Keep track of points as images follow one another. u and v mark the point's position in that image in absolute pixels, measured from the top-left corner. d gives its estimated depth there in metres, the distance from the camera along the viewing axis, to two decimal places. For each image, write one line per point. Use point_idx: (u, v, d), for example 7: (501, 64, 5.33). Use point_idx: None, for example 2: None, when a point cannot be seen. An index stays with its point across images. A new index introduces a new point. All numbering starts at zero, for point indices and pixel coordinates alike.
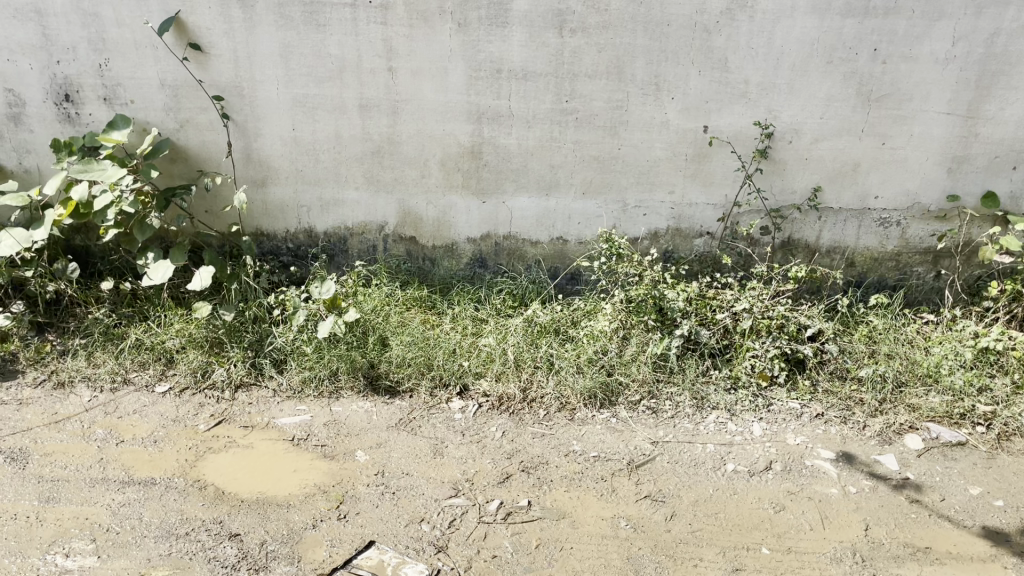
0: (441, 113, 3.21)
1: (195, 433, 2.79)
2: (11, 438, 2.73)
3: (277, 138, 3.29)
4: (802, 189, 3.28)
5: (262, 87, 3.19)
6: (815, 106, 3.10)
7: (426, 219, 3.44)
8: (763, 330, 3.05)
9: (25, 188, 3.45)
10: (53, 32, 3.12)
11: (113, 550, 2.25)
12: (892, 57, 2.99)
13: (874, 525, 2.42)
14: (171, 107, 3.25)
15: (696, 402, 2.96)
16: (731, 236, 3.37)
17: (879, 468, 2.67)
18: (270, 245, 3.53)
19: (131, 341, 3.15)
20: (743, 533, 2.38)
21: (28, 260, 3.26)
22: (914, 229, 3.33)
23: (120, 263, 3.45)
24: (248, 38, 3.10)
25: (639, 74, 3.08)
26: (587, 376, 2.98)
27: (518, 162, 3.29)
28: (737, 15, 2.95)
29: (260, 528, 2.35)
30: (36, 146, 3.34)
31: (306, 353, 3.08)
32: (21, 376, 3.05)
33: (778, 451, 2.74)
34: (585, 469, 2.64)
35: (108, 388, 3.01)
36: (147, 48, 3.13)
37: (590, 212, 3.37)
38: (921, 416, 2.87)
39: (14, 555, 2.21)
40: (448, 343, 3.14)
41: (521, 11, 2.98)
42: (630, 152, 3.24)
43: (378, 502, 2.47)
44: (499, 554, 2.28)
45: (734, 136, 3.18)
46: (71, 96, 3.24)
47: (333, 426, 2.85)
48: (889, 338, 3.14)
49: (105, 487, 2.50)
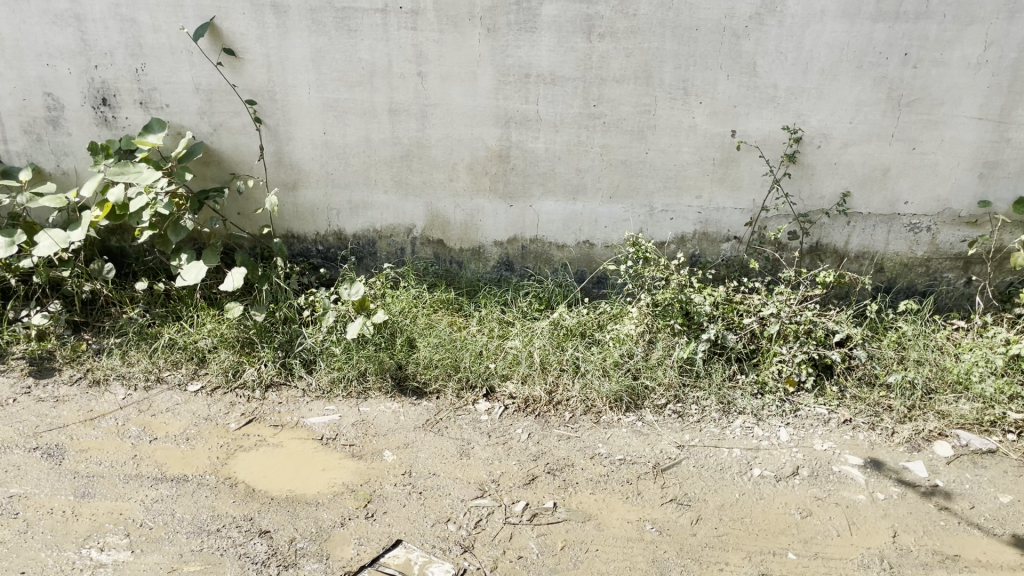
0: (470, 118, 3.24)
1: (226, 431, 2.84)
2: (48, 433, 2.79)
3: (309, 142, 3.34)
4: (831, 194, 3.27)
5: (295, 92, 3.24)
6: (844, 110, 3.09)
7: (454, 222, 3.47)
8: (791, 335, 3.04)
9: (63, 190, 3.53)
10: (91, 36, 3.19)
11: (147, 544, 2.30)
12: (923, 62, 2.97)
13: (902, 531, 2.41)
14: (205, 112, 3.31)
15: (722, 406, 2.96)
16: (758, 241, 3.37)
17: (907, 475, 2.65)
18: (301, 247, 3.58)
19: (164, 340, 3.21)
20: (769, 538, 2.38)
21: (66, 260, 3.33)
22: (945, 235, 3.31)
23: (154, 263, 3.53)
24: (281, 43, 3.15)
25: (667, 79, 3.09)
26: (613, 379, 2.99)
27: (546, 166, 3.31)
28: (766, 19, 2.94)
29: (290, 525, 2.39)
30: (74, 149, 3.42)
31: (335, 353, 3.12)
32: (58, 373, 3.12)
33: (805, 456, 2.73)
34: (612, 472, 2.65)
35: (142, 386, 3.07)
36: (183, 53, 3.19)
37: (617, 216, 3.38)
38: (951, 423, 2.85)
39: (51, 548, 2.27)
40: (475, 345, 3.17)
41: (550, 16, 3.01)
42: (658, 156, 3.25)
43: (406, 501, 2.50)
44: (524, 555, 2.30)
45: (763, 140, 3.18)
46: (108, 100, 3.31)
47: (362, 425, 2.89)
48: (918, 344, 3.11)
49: (140, 483, 2.55)
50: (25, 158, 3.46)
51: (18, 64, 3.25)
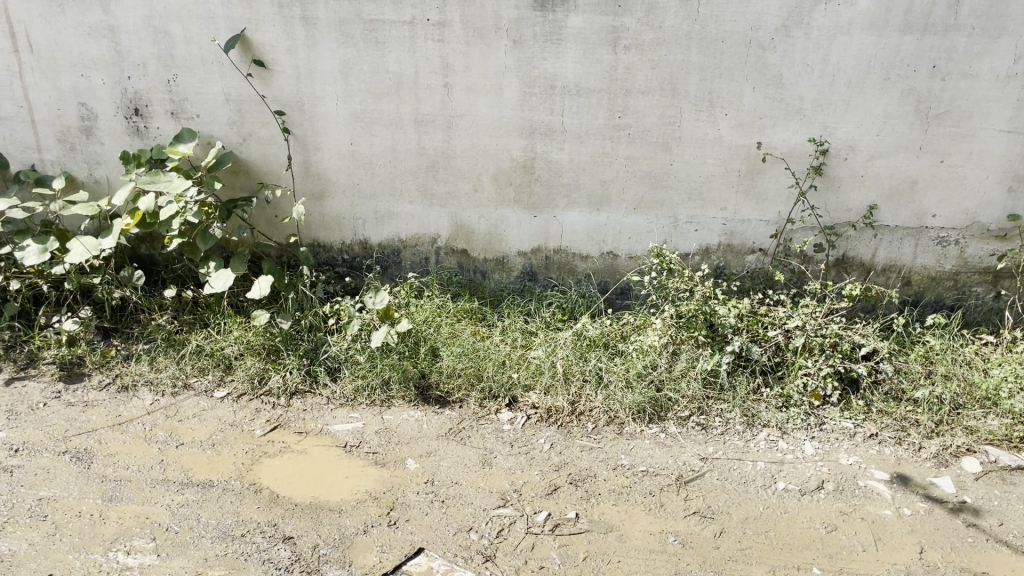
0: (495, 129, 3.26)
1: (251, 437, 2.87)
2: (77, 438, 2.84)
3: (335, 152, 3.38)
4: (857, 207, 3.25)
5: (323, 103, 3.28)
6: (871, 122, 3.08)
7: (478, 232, 3.49)
8: (816, 348, 3.02)
9: (94, 198, 3.59)
10: (125, 48, 3.25)
11: (172, 549, 2.32)
12: (952, 74, 2.95)
13: (930, 547, 2.38)
14: (235, 122, 3.36)
15: (747, 419, 2.94)
16: (784, 253, 3.35)
17: (935, 491, 2.62)
18: (326, 255, 3.62)
19: (192, 347, 3.25)
20: (793, 553, 2.36)
21: (97, 268, 3.39)
22: (973, 248, 3.27)
23: (183, 271, 3.57)
24: (310, 54, 3.19)
25: (693, 91, 3.09)
26: (636, 391, 2.98)
27: (570, 177, 3.32)
28: (792, 31, 2.95)
29: (314, 532, 2.40)
30: (106, 158, 3.49)
31: (359, 362, 3.14)
32: (87, 379, 3.18)
33: (831, 470, 2.71)
34: (634, 483, 2.65)
35: (170, 392, 3.11)
36: (214, 64, 3.25)
37: (641, 227, 3.38)
38: (979, 439, 2.81)
39: (78, 551, 2.30)
40: (498, 354, 3.17)
41: (575, 28, 3.03)
42: (683, 168, 3.24)
43: (428, 510, 2.51)
44: (546, 565, 2.29)
45: (789, 152, 3.17)
46: (140, 110, 3.37)
47: (385, 433, 2.90)
48: (946, 359, 3.08)
49: (166, 488, 2.58)
50: (58, 167, 3.53)
51: (54, 75, 3.33)
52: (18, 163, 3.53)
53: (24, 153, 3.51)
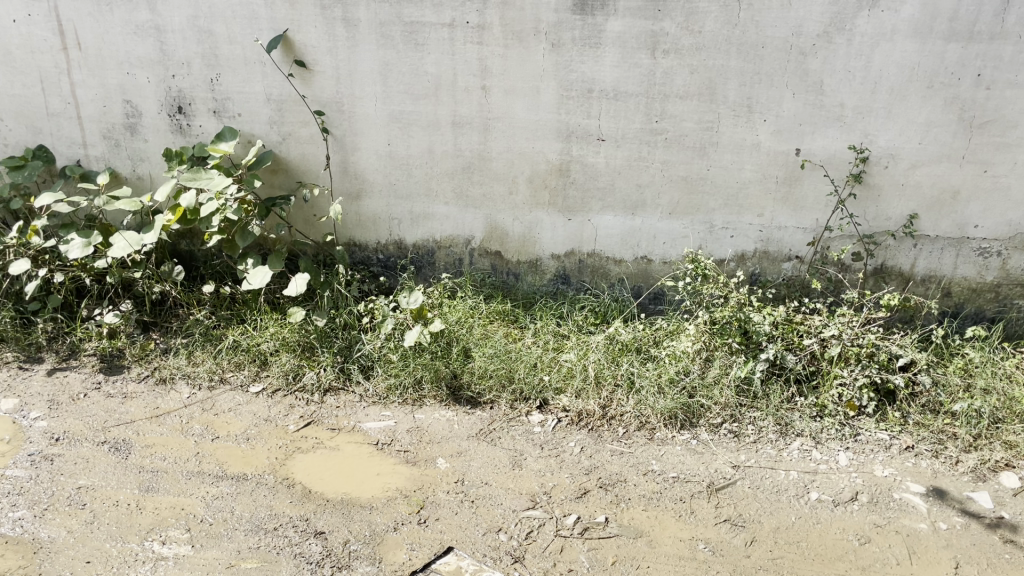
0: (532, 131, 3.27)
1: (285, 433, 2.91)
2: (116, 428, 2.90)
3: (373, 152, 3.41)
4: (897, 216, 3.20)
5: (362, 103, 3.32)
6: (913, 130, 3.04)
7: (512, 234, 3.50)
8: (852, 358, 2.97)
9: (137, 194, 3.67)
10: (170, 47, 3.31)
11: (206, 539, 2.36)
12: (997, 83, 2.91)
13: (966, 563, 2.35)
14: (276, 122, 3.41)
15: (780, 428, 2.91)
16: (821, 261, 3.31)
17: (972, 505, 2.58)
18: (362, 254, 3.65)
19: (228, 342, 3.30)
20: (825, 564, 2.34)
21: (138, 262, 3.44)
22: (1016, 260, 3.22)
23: (221, 267, 3.63)
24: (350, 55, 3.23)
25: (731, 96, 3.07)
26: (668, 396, 2.97)
27: (605, 181, 3.32)
28: (835, 37, 2.92)
29: (345, 527, 2.43)
30: (149, 155, 3.55)
31: (392, 360, 3.17)
32: (127, 371, 3.24)
33: (865, 482, 2.68)
34: (665, 489, 2.64)
35: (207, 385, 3.16)
36: (256, 64, 3.30)
37: (676, 232, 3.37)
38: (1019, 454, 2.75)
39: (116, 539, 2.35)
40: (530, 357, 3.18)
41: (615, 32, 3.03)
42: (720, 173, 3.23)
43: (458, 509, 2.52)
44: (574, 569, 2.30)
45: (828, 160, 3.14)
46: (183, 108, 3.43)
47: (417, 432, 2.93)
48: (986, 372, 3.03)
49: (202, 480, 2.63)
50: (103, 163, 3.60)
51: (101, 73, 3.40)
52: (65, 159, 3.62)
53: (71, 149, 3.59)
